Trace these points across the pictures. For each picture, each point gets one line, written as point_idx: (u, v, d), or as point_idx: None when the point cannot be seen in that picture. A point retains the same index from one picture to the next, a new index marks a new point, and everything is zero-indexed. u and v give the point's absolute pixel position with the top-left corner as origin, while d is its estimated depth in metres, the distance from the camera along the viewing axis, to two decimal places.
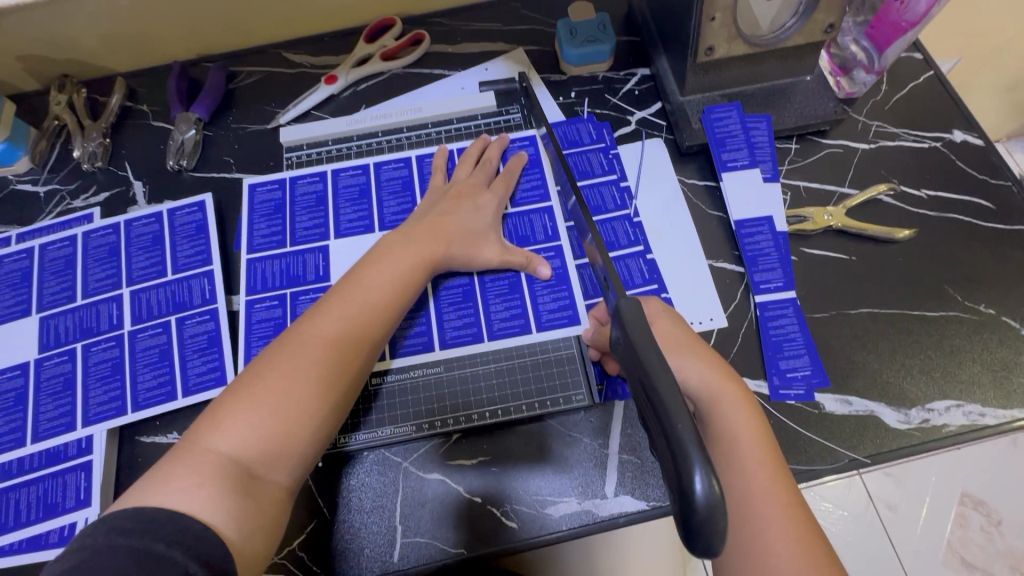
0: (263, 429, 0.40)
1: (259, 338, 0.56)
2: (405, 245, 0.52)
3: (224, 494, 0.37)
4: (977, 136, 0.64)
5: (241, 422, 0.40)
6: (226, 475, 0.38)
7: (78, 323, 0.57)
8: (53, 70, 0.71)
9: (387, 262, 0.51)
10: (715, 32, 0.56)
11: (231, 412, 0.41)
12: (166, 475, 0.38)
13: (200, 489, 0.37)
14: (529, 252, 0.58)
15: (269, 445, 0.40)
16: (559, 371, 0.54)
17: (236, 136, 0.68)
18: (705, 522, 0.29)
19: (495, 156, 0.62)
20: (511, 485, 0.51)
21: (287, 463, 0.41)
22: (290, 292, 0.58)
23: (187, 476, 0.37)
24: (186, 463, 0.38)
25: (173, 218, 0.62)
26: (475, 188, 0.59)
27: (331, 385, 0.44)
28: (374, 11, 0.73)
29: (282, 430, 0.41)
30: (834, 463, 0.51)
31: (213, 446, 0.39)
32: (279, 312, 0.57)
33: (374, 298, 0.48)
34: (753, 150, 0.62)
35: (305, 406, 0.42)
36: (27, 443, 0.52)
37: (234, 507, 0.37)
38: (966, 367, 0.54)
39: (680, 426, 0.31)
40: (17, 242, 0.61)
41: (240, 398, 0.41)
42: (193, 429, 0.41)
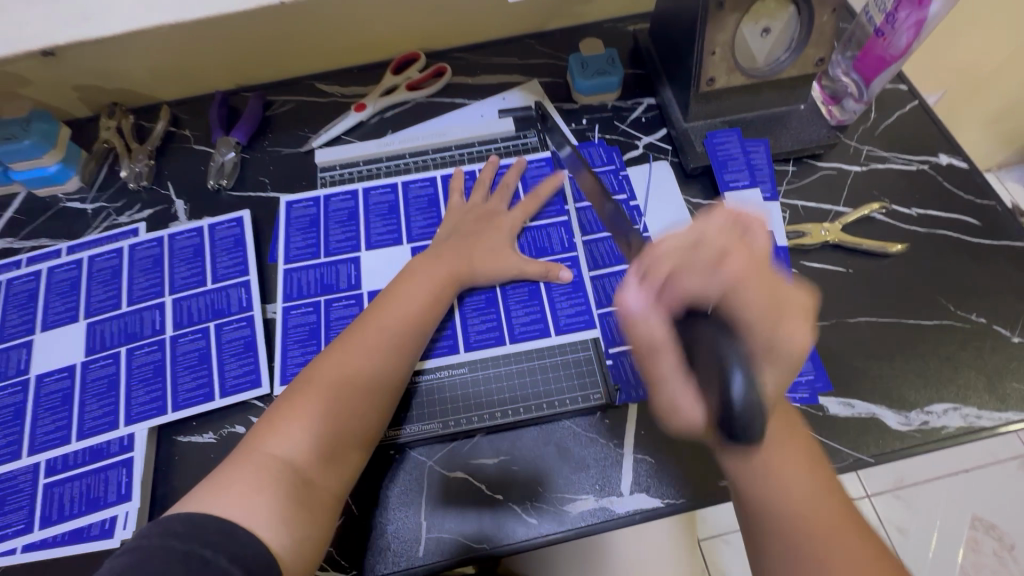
0: (314, 435, 0.47)
1: (295, 343, 0.59)
2: (433, 264, 0.59)
3: (277, 505, 0.43)
4: (963, 159, 0.69)
5: (295, 428, 0.47)
6: (279, 484, 0.44)
7: (123, 328, 0.61)
8: (104, 97, 0.77)
9: (418, 282, 0.57)
10: (715, 65, 0.62)
11: (287, 419, 0.48)
12: (224, 482, 0.43)
13: (258, 496, 0.43)
14: (547, 262, 0.62)
15: (317, 448, 0.47)
16: (577, 373, 0.58)
17: (272, 158, 0.73)
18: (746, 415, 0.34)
19: (491, 178, 0.68)
20: (531, 483, 0.54)
21: (331, 465, 0.47)
22: (324, 299, 0.62)
23: (245, 485, 0.43)
24: (248, 467, 0.44)
25: (214, 232, 0.67)
26: (492, 212, 0.65)
27: (373, 392, 0.51)
28: (400, 46, 0.80)
29: (329, 433, 0.48)
30: (839, 463, 0.53)
31: (271, 451, 0.46)
32: (313, 314, 0.61)
33: (408, 315, 0.55)
34: (753, 172, 0.67)
35: (350, 411, 0.49)
36: (71, 440, 0.55)
37: (284, 517, 0.43)
38: (962, 373, 0.57)
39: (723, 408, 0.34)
40: (67, 254, 0.66)
41: (295, 407, 0.48)
42: (252, 435, 0.47)
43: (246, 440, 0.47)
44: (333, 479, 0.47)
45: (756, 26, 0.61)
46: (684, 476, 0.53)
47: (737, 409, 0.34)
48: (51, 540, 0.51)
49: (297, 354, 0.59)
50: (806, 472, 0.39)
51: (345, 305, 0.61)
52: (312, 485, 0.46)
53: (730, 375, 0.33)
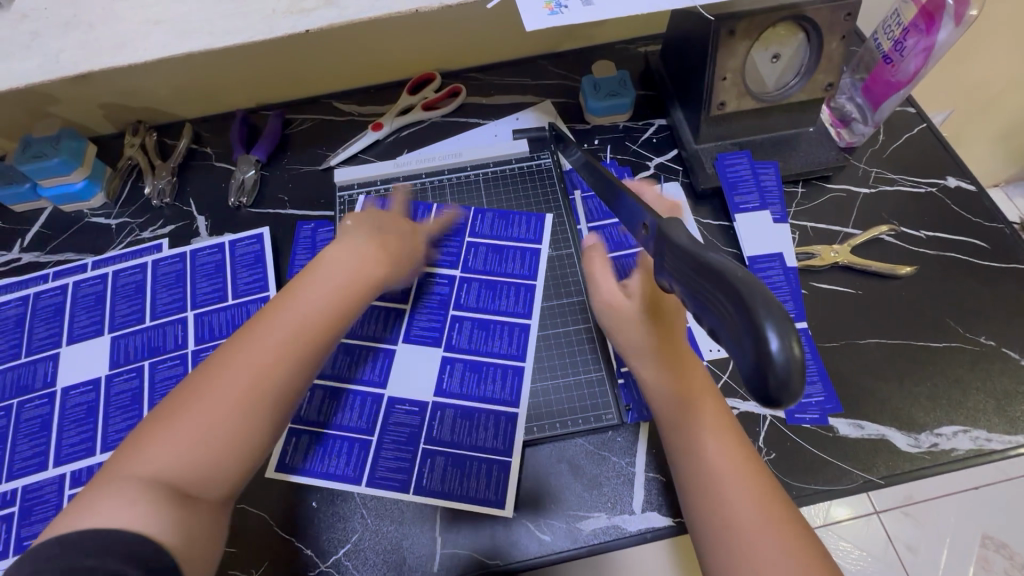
0: (195, 441, 0.38)
1: (391, 442, 0.57)
2: (354, 251, 0.52)
3: (165, 515, 0.35)
4: (971, 182, 0.70)
5: (171, 440, 0.38)
6: (157, 495, 0.36)
7: (146, 343, 0.62)
8: (129, 116, 0.79)
9: (341, 264, 0.50)
10: (726, 89, 0.64)
11: (161, 429, 0.38)
12: (95, 503, 0.35)
13: (134, 509, 0.35)
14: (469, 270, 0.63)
15: (203, 459, 0.38)
16: (590, 393, 0.59)
17: (291, 176, 0.75)
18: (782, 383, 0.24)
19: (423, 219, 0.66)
20: (543, 500, 0.54)
21: (220, 478, 0.39)
22: (387, 397, 0.59)
23: (113, 500, 0.35)
24: (111, 487, 0.36)
25: (234, 248, 0.68)
26: (409, 228, 0.62)
27: (275, 388, 0.42)
28: (417, 67, 0.82)
29: (218, 445, 0.39)
30: (849, 485, 0.54)
31: (137, 470, 0.37)
32: (369, 424, 0.58)
33: (321, 299, 0.46)
34: (763, 194, 0.68)
35: (246, 417, 0.40)
36: (96, 452, 0.57)
37: (175, 527, 0.35)
38: (971, 396, 0.57)
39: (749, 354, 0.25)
40: (92, 269, 0.68)
41: (172, 413, 0.39)
42: (119, 450, 0.38)
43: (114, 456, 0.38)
44: (219, 490, 0.39)
45: (767, 51, 0.62)
46: None
47: (775, 365, 0.24)
48: None
49: (390, 456, 0.56)
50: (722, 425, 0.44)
51: (409, 412, 0.58)
52: (195, 501, 0.37)
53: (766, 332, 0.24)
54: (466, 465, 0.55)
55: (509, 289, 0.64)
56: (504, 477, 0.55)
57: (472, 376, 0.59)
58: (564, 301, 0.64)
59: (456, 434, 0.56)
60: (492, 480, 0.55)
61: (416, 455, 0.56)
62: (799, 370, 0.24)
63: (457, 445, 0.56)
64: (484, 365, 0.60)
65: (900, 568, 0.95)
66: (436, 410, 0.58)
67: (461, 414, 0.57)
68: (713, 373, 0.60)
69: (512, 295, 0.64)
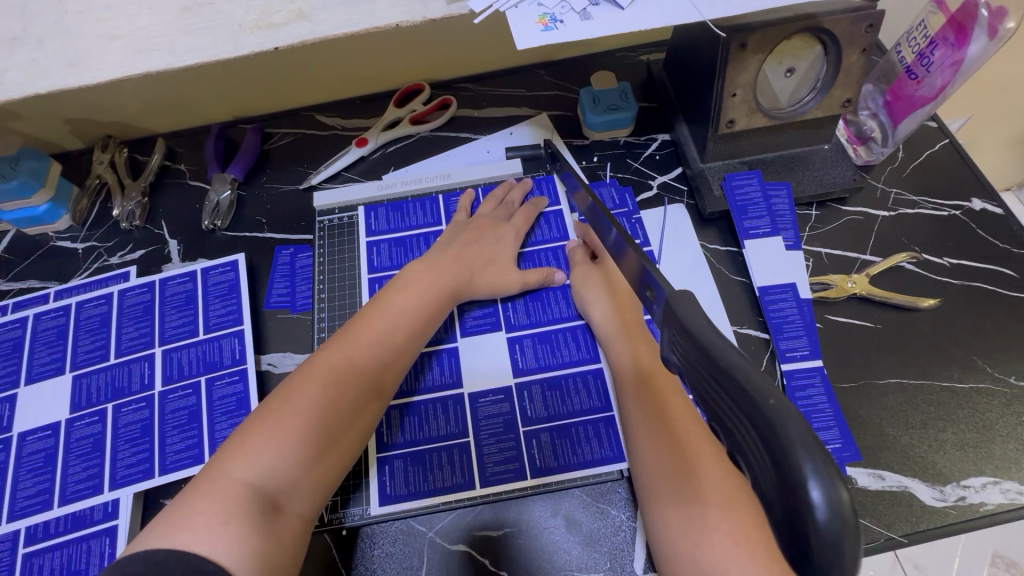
0: (290, 456, 0.42)
1: (489, 436, 0.54)
2: (431, 274, 0.56)
3: (249, 539, 0.38)
4: (997, 205, 0.65)
5: (267, 452, 0.42)
6: (250, 514, 0.39)
7: (110, 383, 0.58)
8: (98, 131, 0.75)
9: (414, 288, 0.55)
10: (736, 106, 0.59)
11: (257, 440, 0.42)
12: (189, 513, 0.38)
13: (224, 530, 0.37)
14: (545, 268, 0.61)
15: (291, 475, 0.42)
16: (586, 441, 0.53)
17: (269, 196, 0.70)
18: (831, 545, 0.21)
19: (517, 198, 0.66)
20: (537, 557, 0.50)
21: (306, 492, 0.43)
22: (469, 394, 0.56)
23: (210, 514, 0.38)
24: (211, 497, 0.39)
25: (207, 277, 0.64)
26: (495, 223, 0.63)
27: (358, 409, 0.47)
28: (404, 77, 0.77)
29: (306, 456, 0.43)
30: (870, 543, 0.50)
31: (237, 478, 0.40)
32: (460, 425, 0.55)
33: (399, 324, 0.52)
34: (775, 218, 0.63)
35: (335, 433, 0.45)
36: (54, 506, 0.52)
37: (254, 551, 0.38)
38: (1001, 444, 0.53)
39: (779, 502, 0.22)
40: (54, 300, 0.63)
41: (268, 423, 0.43)
42: (219, 455, 0.42)
43: (214, 459, 0.42)
44: (304, 505, 0.43)
45: (780, 65, 0.58)
46: None
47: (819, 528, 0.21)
48: None
49: (494, 446, 0.54)
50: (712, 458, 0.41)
51: (495, 402, 0.56)
52: (283, 512, 0.41)
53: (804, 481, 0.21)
54: (572, 433, 0.54)
55: (547, 255, 0.64)
56: (614, 432, 0.54)
57: (545, 348, 0.58)
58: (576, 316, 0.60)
59: (445, 477, 0.53)
60: (603, 439, 0.53)
61: (520, 440, 0.54)
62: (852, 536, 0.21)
63: (558, 417, 0.55)
64: (552, 334, 0.59)
65: None
66: (522, 391, 0.56)
67: (548, 386, 0.56)
68: None
69: (556, 261, 0.63)
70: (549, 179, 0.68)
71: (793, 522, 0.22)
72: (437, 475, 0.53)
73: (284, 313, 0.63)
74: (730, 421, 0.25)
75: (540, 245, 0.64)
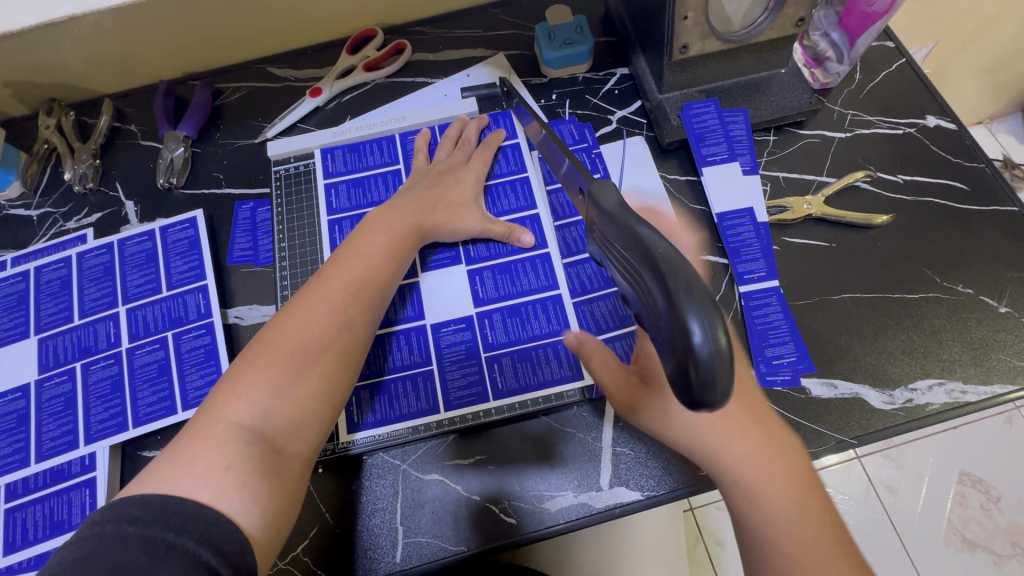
0: (279, 396, 0.43)
1: (452, 363, 0.55)
2: (394, 216, 0.56)
3: (248, 480, 0.39)
4: (951, 121, 0.65)
5: (259, 394, 0.43)
6: (250, 458, 0.40)
7: (76, 343, 0.58)
8: (40, 94, 0.72)
9: (380, 229, 0.54)
10: (689, 30, 0.57)
11: (247, 382, 0.43)
12: (189, 458, 0.39)
13: (228, 474, 0.39)
14: (510, 223, 0.60)
15: (287, 415, 0.43)
16: (550, 369, 0.55)
17: (225, 151, 0.69)
18: (707, 378, 0.26)
19: (472, 135, 0.65)
20: (509, 483, 0.52)
21: (303, 431, 0.44)
22: (431, 324, 0.57)
23: (212, 459, 0.39)
24: (210, 440, 0.40)
25: (166, 235, 0.63)
26: (454, 165, 0.62)
27: (342, 347, 0.47)
28: (355, 23, 0.74)
29: (298, 394, 0.44)
30: (824, 446, 0.52)
31: (231, 420, 0.41)
32: (423, 355, 0.56)
33: (370, 265, 0.52)
34: (732, 144, 0.63)
35: (323, 369, 0.45)
36: (31, 462, 0.53)
37: (252, 498, 0.39)
38: (947, 347, 0.55)
39: (673, 348, 0.27)
40: (12, 266, 0.62)
41: (255, 366, 0.44)
42: (209, 401, 0.43)
43: (206, 405, 0.42)
44: (303, 444, 0.44)
45: None
46: (671, 469, 0.51)
47: (700, 359, 0.26)
48: (17, 566, 0.49)
49: (457, 371, 0.55)
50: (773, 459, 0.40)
51: (456, 331, 0.57)
52: (283, 453, 0.42)
53: (687, 322, 0.25)
54: (534, 356, 0.55)
55: (506, 190, 0.63)
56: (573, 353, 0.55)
57: (504, 278, 0.59)
58: (538, 250, 0.60)
59: (414, 405, 0.54)
60: (563, 360, 0.55)
61: (482, 366, 0.55)
62: (726, 364, 0.25)
63: (518, 341, 0.56)
64: (512, 264, 0.59)
65: (879, 508, 1.01)
66: (483, 320, 0.57)
67: (509, 313, 0.57)
68: None
69: (516, 194, 0.63)
70: (505, 114, 0.68)
71: (683, 359, 0.26)
72: (406, 402, 0.54)
73: (248, 266, 0.63)
74: (641, 288, 0.30)
75: (500, 181, 0.64)
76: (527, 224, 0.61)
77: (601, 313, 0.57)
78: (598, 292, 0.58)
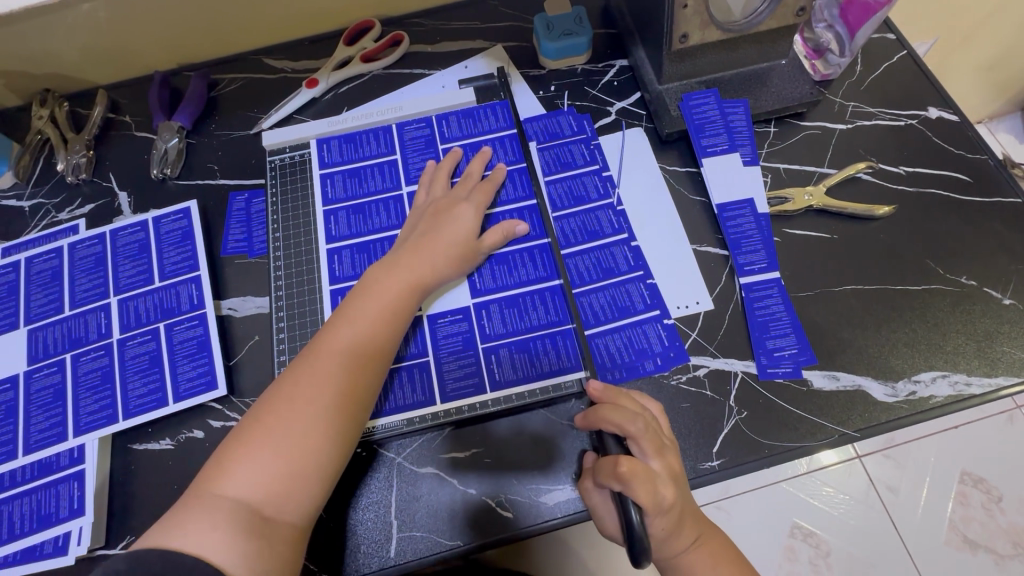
0: (265, 470, 0.42)
1: (449, 354, 0.55)
2: (390, 270, 0.52)
3: (234, 540, 0.39)
4: (953, 112, 0.65)
5: (250, 469, 0.42)
6: (239, 520, 0.40)
7: (66, 334, 0.57)
8: (32, 84, 0.71)
9: (375, 287, 0.51)
10: (688, 20, 0.57)
11: (240, 458, 0.42)
12: (181, 520, 0.40)
13: (214, 536, 0.39)
14: (505, 225, 0.58)
15: (278, 485, 0.42)
16: (548, 361, 0.54)
17: (220, 142, 0.68)
18: None
19: (477, 170, 0.61)
20: (505, 475, 0.51)
21: (293, 503, 0.42)
22: (428, 315, 0.56)
23: (200, 525, 0.39)
24: (202, 511, 0.40)
25: (159, 226, 0.62)
26: (453, 202, 0.58)
27: (334, 414, 0.45)
28: (352, 15, 0.74)
29: (289, 468, 0.42)
30: (824, 439, 0.51)
31: (222, 490, 0.41)
32: (419, 345, 0.55)
33: (365, 328, 0.49)
34: (732, 135, 0.62)
35: (315, 443, 0.43)
36: (18, 455, 0.52)
37: (242, 552, 0.39)
38: (950, 339, 0.54)
39: None
40: (3, 256, 0.61)
41: (247, 442, 0.43)
42: (207, 471, 0.42)
43: (201, 475, 0.42)
44: (295, 513, 0.42)
45: None
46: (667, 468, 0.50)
47: None
48: (4, 560, 0.48)
49: (454, 362, 0.54)
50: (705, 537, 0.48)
51: (453, 321, 0.56)
52: (274, 519, 0.41)
53: None
54: (532, 346, 0.54)
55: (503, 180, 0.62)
56: (571, 343, 0.54)
57: (502, 268, 0.58)
58: (535, 239, 0.59)
59: (411, 396, 0.53)
60: (561, 350, 0.54)
61: (479, 356, 0.54)
62: None
63: (515, 333, 0.55)
64: (510, 255, 0.58)
65: (880, 509, 1.00)
66: (481, 310, 0.56)
67: (506, 304, 0.56)
68: (680, 332, 0.56)
69: (514, 185, 0.62)
70: (503, 103, 0.66)
71: None
72: (402, 392, 0.53)
73: (242, 258, 0.62)
74: None
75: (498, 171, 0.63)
76: (525, 214, 0.60)
77: (601, 305, 0.56)
78: (597, 284, 0.57)
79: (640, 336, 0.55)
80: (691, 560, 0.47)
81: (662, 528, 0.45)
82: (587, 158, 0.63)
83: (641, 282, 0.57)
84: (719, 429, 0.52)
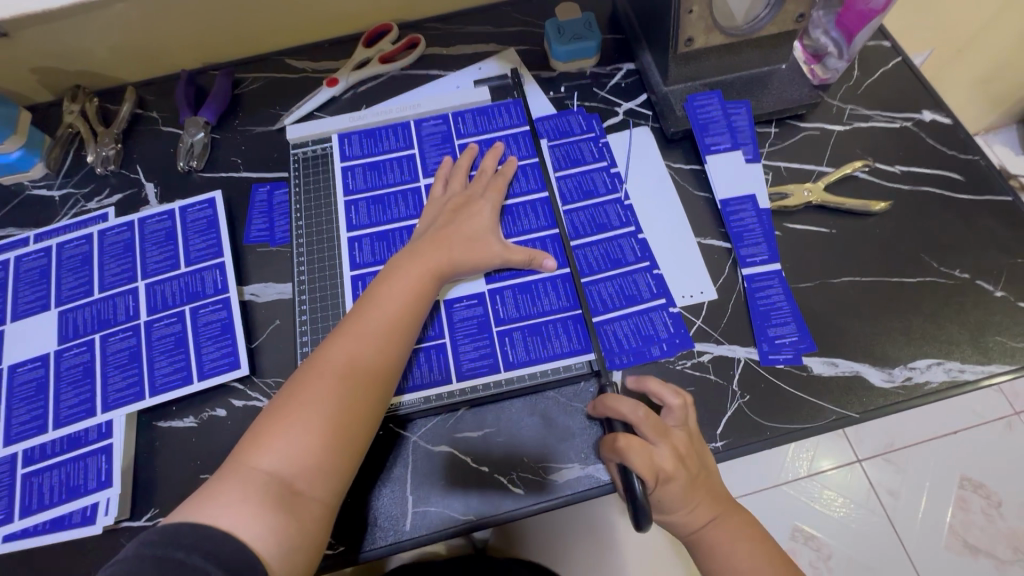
0: (296, 448, 0.44)
1: (464, 337, 0.57)
2: (411, 260, 0.55)
3: (263, 511, 0.41)
4: (945, 116, 0.68)
5: (282, 444, 0.44)
6: (267, 495, 0.42)
7: (95, 316, 0.59)
8: (65, 80, 0.74)
9: (398, 276, 0.53)
10: (694, 24, 0.60)
11: (272, 435, 0.44)
12: (215, 491, 0.42)
13: (244, 507, 0.41)
14: (530, 250, 0.59)
15: (307, 461, 0.44)
16: (559, 344, 0.56)
17: (243, 137, 0.71)
18: None
19: (490, 165, 0.64)
20: (516, 454, 0.53)
21: (321, 479, 0.44)
22: (444, 300, 0.58)
23: (232, 496, 0.41)
24: (234, 483, 0.42)
25: (185, 214, 0.65)
26: (469, 199, 0.61)
27: (360, 395, 0.47)
28: (371, 18, 0.77)
29: (318, 444, 0.44)
30: (825, 422, 0.53)
31: (256, 464, 0.43)
32: (436, 328, 0.57)
33: (389, 314, 0.51)
34: (735, 134, 0.65)
35: (343, 422, 0.45)
36: (48, 429, 0.54)
37: (271, 525, 0.41)
38: (945, 328, 0.56)
39: None
40: (35, 242, 0.64)
41: (278, 419, 0.45)
42: (240, 445, 0.45)
43: (235, 450, 0.44)
44: (323, 490, 0.44)
45: None
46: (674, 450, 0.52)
47: None
48: (33, 529, 0.50)
49: (469, 345, 0.56)
50: (725, 511, 0.50)
51: (469, 306, 0.58)
52: (302, 495, 0.43)
53: None
54: (544, 329, 0.57)
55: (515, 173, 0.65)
56: (581, 327, 0.57)
57: None
58: (546, 230, 0.62)
59: (427, 375, 0.55)
60: (572, 334, 0.56)
61: (493, 339, 0.57)
62: None
63: (528, 317, 0.57)
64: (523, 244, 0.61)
65: (881, 512, 1.01)
66: (495, 296, 0.58)
67: (519, 290, 0.58)
68: (686, 319, 0.58)
69: (526, 179, 0.65)
70: (515, 103, 0.70)
71: None
72: (420, 372, 0.55)
73: (264, 246, 0.64)
74: None
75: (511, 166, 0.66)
76: (536, 206, 0.63)
77: (609, 293, 0.59)
78: (606, 273, 0.60)
79: (646, 323, 0.57)
80: (709, 534, 0.50)
81: (671, 496, 0.48)
82: (595, 155, 0.66)
83: (648, 272, 0.60)
84: (723, 411, 0.54)
